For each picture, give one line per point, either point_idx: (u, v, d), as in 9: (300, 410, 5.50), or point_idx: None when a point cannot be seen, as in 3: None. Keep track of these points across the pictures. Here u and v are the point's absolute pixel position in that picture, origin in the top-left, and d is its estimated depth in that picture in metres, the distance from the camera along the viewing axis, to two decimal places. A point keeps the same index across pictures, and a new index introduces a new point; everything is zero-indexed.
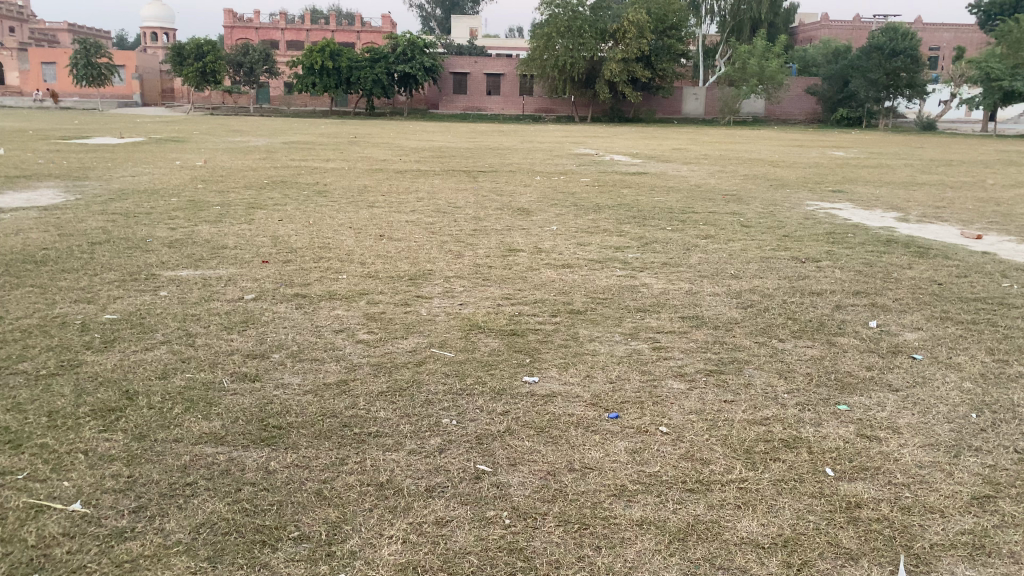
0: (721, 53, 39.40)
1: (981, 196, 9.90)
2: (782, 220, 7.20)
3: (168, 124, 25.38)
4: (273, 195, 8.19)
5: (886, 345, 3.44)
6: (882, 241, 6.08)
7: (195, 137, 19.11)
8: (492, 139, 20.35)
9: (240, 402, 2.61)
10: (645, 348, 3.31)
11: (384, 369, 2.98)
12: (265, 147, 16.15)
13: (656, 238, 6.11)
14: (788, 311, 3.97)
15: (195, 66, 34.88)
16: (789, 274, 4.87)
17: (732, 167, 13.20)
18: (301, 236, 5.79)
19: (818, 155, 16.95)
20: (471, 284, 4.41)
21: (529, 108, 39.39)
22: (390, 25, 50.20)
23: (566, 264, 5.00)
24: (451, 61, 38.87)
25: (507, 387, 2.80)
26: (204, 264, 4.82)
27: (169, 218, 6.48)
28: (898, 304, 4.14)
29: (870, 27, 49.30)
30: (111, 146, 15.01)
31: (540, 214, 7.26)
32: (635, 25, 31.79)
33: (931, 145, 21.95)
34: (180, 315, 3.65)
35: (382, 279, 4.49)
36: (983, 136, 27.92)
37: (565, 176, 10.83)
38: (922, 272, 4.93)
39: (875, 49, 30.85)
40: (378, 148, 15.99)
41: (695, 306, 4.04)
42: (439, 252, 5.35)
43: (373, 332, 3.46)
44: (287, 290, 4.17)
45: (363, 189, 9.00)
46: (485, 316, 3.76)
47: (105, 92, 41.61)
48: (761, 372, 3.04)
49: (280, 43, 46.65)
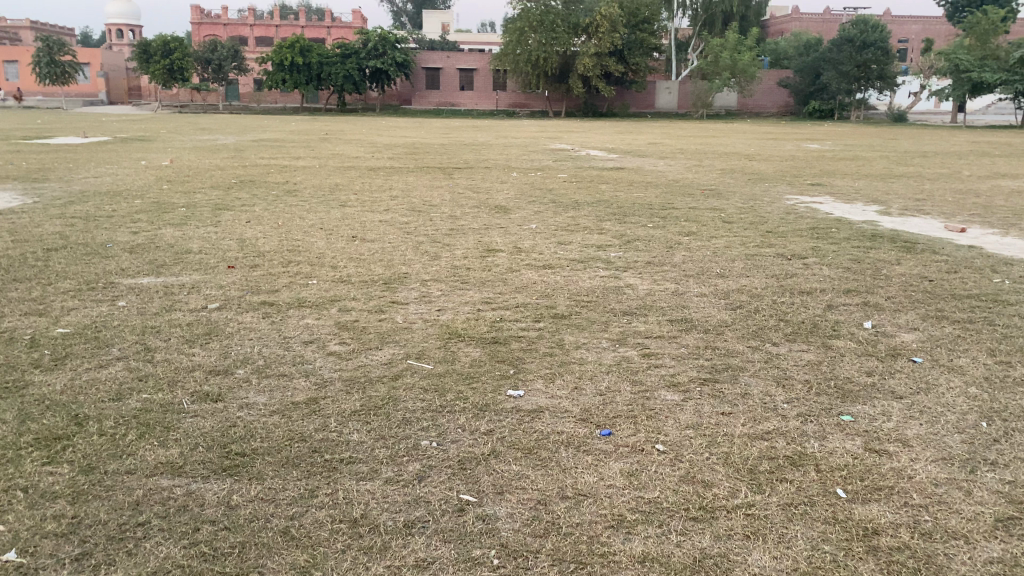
0: (694, 46, 39.40)
1: (959, 187, 9.84)
2: (763, 216, 7.07)
3: (134, 123, 24.86)
4: (241, 195, 7.94)
5: (885, 347, 3.30)
6: (866, 237, 5.97)
7: (162, 134, 18.71)
8: (466, 135, 20.08)
9: (199, 426, 2.40)
10: (635, 355, 3.14)
11: (358, 384, 2.78)
12: (234, 145, 15.83)
13: (637, 235, 5.95)
14: (779, 312, 3.81)
15: (162, 63, 34.25)
16: (776, 271, 4.73)
17: (709, 161, 13.09)
18: (269, 239, 5.56)
19: (793, 147, 16.94)
20: (449, 287, 4.21)
21: (503, 103, 39.15)
22: (361, 20, 49.74)
23: (547, 265, 4.81)
24: (423, 56, 38.51)
25: (490, 402, 2.61)
26: (166, 270, 4.59)
27: (131, 222, 6.21)
28: (891, 303, 4.00)
29: (840, 20, 49.54)
30: (74, 145, 14.63)
31: (517, 211, 7.08)
32: (608, 19, 31.69)
33: (903, 137, 22.04)
34: (139, 327, 3.42)
35: (355, 284, 4.28)
36: (953, 127, 28.05)
37: (542, 172, 10.65)
38: (911, 268, 4.82)
39: (846, 42, 30.96)
40: (349, 146, 15.71)
41: (682, 308, 3.88)
42: (415, 253, 5.15)
43: (345, 343, 3.25)
44: (254, 298, 3.95)
45: (335, 188, 8.76)
46: (465, 322, 3.56)
47: (69, 90, 40.81)
48: (758, 379, 2.88)
49: (249, 39, 45.99)
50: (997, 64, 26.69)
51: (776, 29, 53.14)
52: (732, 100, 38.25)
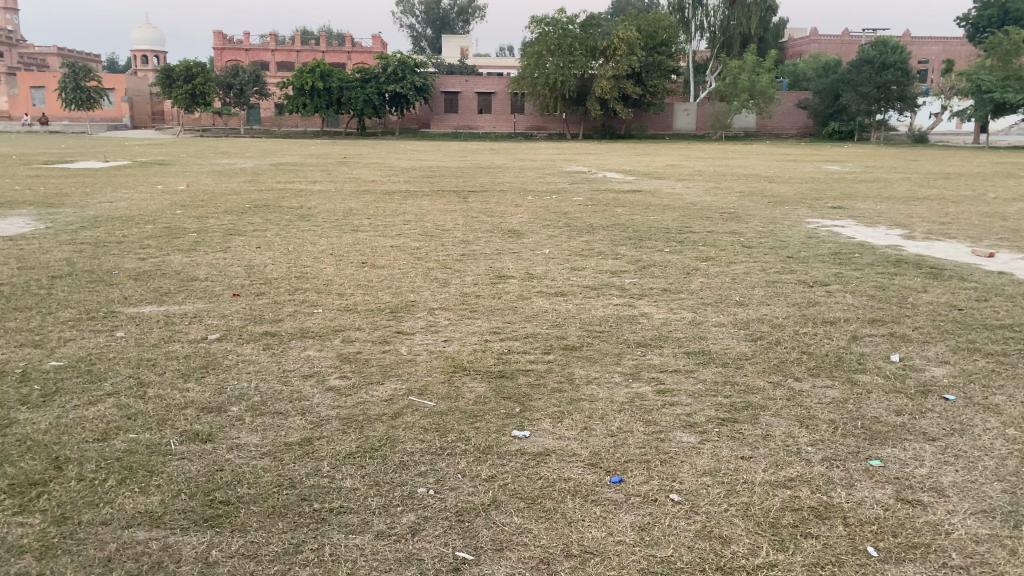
0: (712, 68, 39.33)
1: (985, 210, 9.61)
2: (783, 240, 6.89)
3: (156, 147, 25.08)
4: (254, 220, 7.87)
5: (914, 383, 3.11)
6: (890, 262, 5.78)
7: (181, 159, 18.82)
8: (482, 157, 20.07)
9: (185, 470, 2.27)
10: (649, 392, 2.97)
11: (356, 423, 2.64)
12: (252, 168, 15.89)
13: (654, 261, 5.78)
14: (801, 344, 3.63)
15: (184, 88, 34.66)
16: (798, 299, 4.55)
17: (727, 183, 12.93)
18: (277, 265, 5.45)
19: (812, 169, 16.73)
20: (457, 317, 4.07)
21: (521, 126, 39.19)
22: (381, 45, 50.18)
23: (559, 293, 4.67)
24: (442, 80, 38.71)
25: (494, 443, 2.47)
26: (170, 298, 4.49)
27: (140, 247, 6.16)
28: (919, 334, 3.82)
29: (860, 41, 49.35)
30: (95, 170, 14.70)
31: (531, 235, 6.96)
32: (625, 42, 31.74)
33: (925, 158, 21.78)
34: (134, 360, 3.31)
35: (361, 313, 4.15)
36: (977, 148, 27.65)
37: (558, 195, 10.54)
38: (939, 296, 4.64)
39: (865, 64, 30.77)
40: (366, 169, 15.71)
41: (700, 339, 3.71)
42: (425, 280, 5.02)
43: (345, 377, 3.12)
44: (255, 328, 3.83)
45: (348, 212, 8.69)
46: (471, 354, 3.42)
47: (94, 115, 41.36)
48: (780, 420, 2.70)
49: (270, 64, 46.49)
50: (1020, 84, 26.32)
51: (794, 51, 53.06)
52: (751, 121, 38.10)
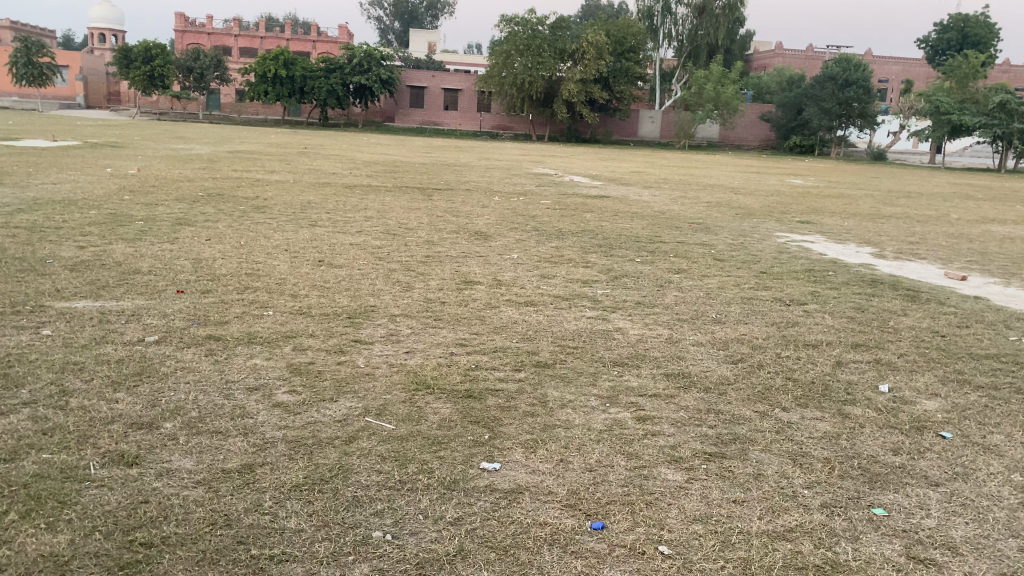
0: (678, 77, 39.51)
1: (950, 231, 9.60)
2: (755, 254, 6.75)
3: (109, 128, 24.21)
4: (206, 210, 7.47)
5: (908, 418, 2.92)
6: (865, 282, 5.65)
7: (134, 142, 18.18)
8: (447, 155, 19.78)
9: (102, 501, 1.96)
10: (628, 419, 2.73)
11: (304, 449, 2.36)
12: (208, 155, 15.35)
13: (625, 271, 5.57)
14: (785, 369, 3.43)
15: (142, 69, 33.69)
16: (777, 319, 4.37)
17: (693, 193, 12.80)
18: (227, 261, 5.11)
19: (777, 182, 16.73)
20: (420, 325, 3.80)
21: (486, 125, 38.88)
22: (348, 36, 49.54)
23: (529, 302, 4.42)
24: (408, 74, 38.26)
25: (460, 477, 2.20)
26: (108, 292, 4.12)
27: (81, 235, 5.76)
28: (906, 362, 3.65)
29: (824, 57, 50.05)
30: (41, 149, 14.06)
31: (498, 238, 6.72)
32: (594, 46, 31.64)
33: (885, 175, 22.02)
34: (58, 364, 2.96)
35: (315, 317, 3.85)
36: (934, 168, 28.09)
37: (525, 197, 10.30)
38: (919, 320, 4.49)
39: (828, 80, 31.15)
40: (326, 161, 15.28)
41: (678, 360, 3.48)
42: (385, 282, 4.74)
43: (295, 393, 2.81)
44: (198, 331, 3.50)
45: (307, 205, 8.34)
46: (435, 369, 3.15)
47: (46, 92, 40.04)
48: (772, 457, 2.49)
49: (232, 49, 45.51)
50: (976, 107, 26.83)
51: (760, 63, 53.64)
52: (715, 132, 38.32)
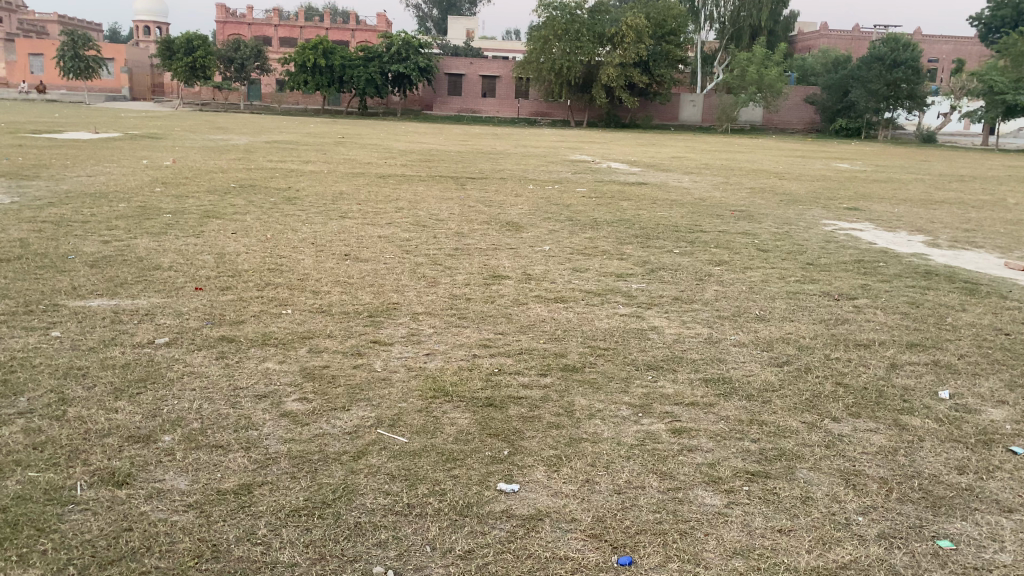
0: (720, 60, 38.76)
1: (1008, 217, 9.13)
2: (801, 244, 6.44)
3: (150, 120, 24.46)
4: (236, 202, 7.38)
5: (973, 431, 2.65)
6: (919, 273, 5.33)
7: (173, 132, 18.31)
8: (484, 142, 19.59)
9: (83, 529, 1.81)
10: (662, 432, 2.51)
11: (308, 466, 2.19)
12: (245, 145, 15.36)
13: (663, 263, 5.32)
14: (834, 373, 3.17)
15: (184, 60, 34.02)
16: (825, 316, 4.09)
17: (735, 178, 12.43)
18: (250, 255, 4.99)
19: (822, 166, 16.24)
20: (444, 324, 3.62)
21: (524, 112, 38.56)
22: (386, 24, 49.58)
23: (560, 298, 4.20)
24: (446, 61, 38.11)
25: (475, 500, 2.01)
26: (125, 290, 4.01)
27: (108, 229, 5.69)
28: (968, 365, 3.36)
29: (871, 37, 48.72)
30: (81, 141, 14.18)
31: (531, 229, 6.51)
32: (634, 29, 31.02)
33: (935, 158, 21.27)
34: (61, 369, 2.83)
35: (334, 315, 3.68)
36: (987, 151, 27.06)
37: (561, 185, 10.07)
38: (980, 316, 4.17)
39: (875, 60, 30.23)
40: (362, 150, 15.22)
41: (718, 364, 3.24)
42: (411, 277, 4.56)
43: (305, 401, 2.64)
44: (211, 331, 3.36)
45: (338, 196, 8.22)
46: (456, 374, 2.95)
47: (92, 85, 40.72)
48: (821, 476, 2.26)
49: (272, 39, 45.76)
50: None
51: (804, 44, 52.43)
52: (758, 115, 37.56)
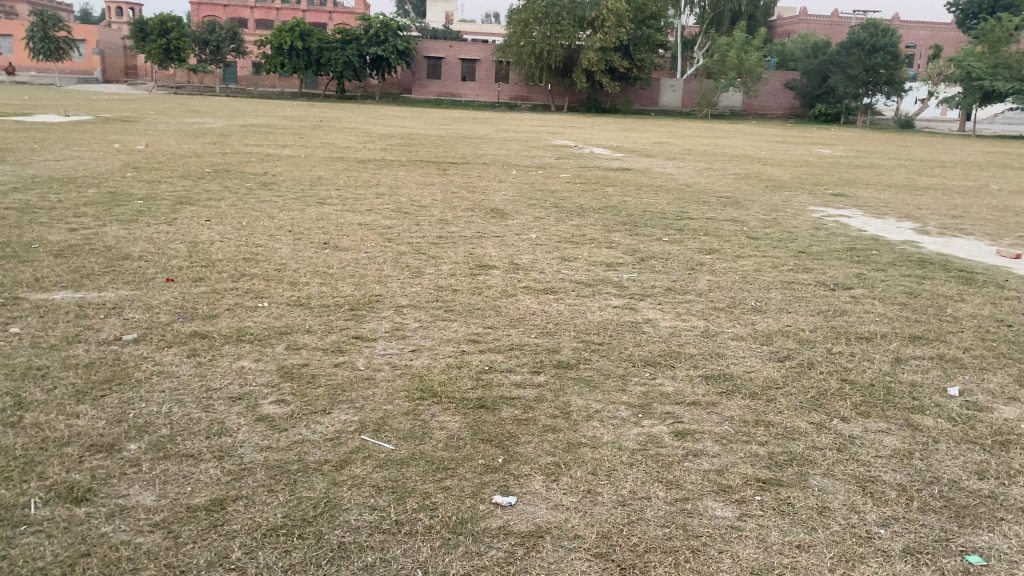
0: (700, 44, 38.67)
1: (993, 203, 9.09)
2: (790, 231, 6.33)
3: (123, 103, 23.94)
4: (211, 187, 7.15)
5: (988, 431, 2.52)
6: (914, 262, 5.23)
7: (146, 116, 17.93)
8: (464, 126, 19.36)
9: (36, 556, 1.64)
10: (664, 435, 2.37)
11: (287, 478, 2.02)
12: (220, 129, 15.05)
13: (653, 252, 5.18)
14: (838, 369, 3.04)
15: (158, 42, 33.36)
16: (823, 307, 3.96)
17: (719, 164, 12.33)
18: (225, 243, 4.78)
19: (804, 152, 16.18)
20: (430, 317, 3.45)
21: (504, 96, 38.25)
22: (364, 6, 48.98)
23: (549, 289, 4.04)
24: (425, 44, 37.69)
25: (468, 516, 1.86)
26: (91, 281, 3.80)
27: (75, 216, 5.45)
28: (974, 359, 3.24)
29: (849, 22, 48.80)
30: (49, 124, 13.78)
31: (516, 216, 6.35)
32: (614, 13, 30.82)
33: (915, 144, 21.34)
34: (19, 370, 2.63)
35: (313, 309, 3.49)
36: (965, 136, 27.16)
37: (544, 170, 9.91)
38: (980, 307, 4.06)
39: (855, 46, 30.23)
40: (341, 134, 14.96)
41: (717, 359, 3.10)
42: (393, 267, 4.37)
43: (283, 404, 2.47)
44: (183, 327, 3.16)
45: (317, 181, 8.00)
46: (444, 372, 2.78)
47: (64, 67, 39.93)
48: (836, 483, 2.12)
49: (248, 21, 45.01)
50: (1010, 73, 25.77)
51: (783, 29, 52.44)
52: (738, 100, 37.49)
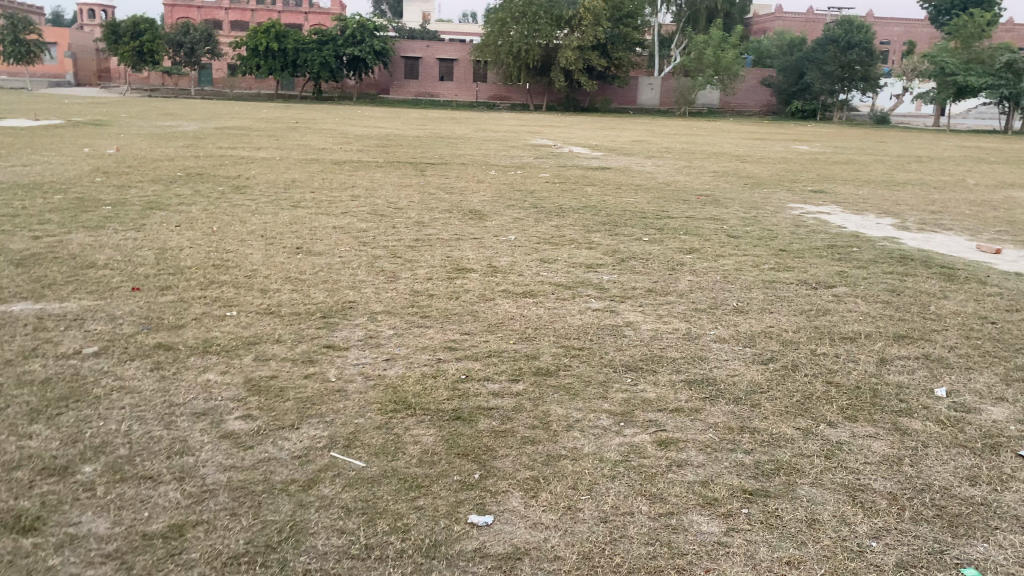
0: (677, 42, 38.78)
1: (971, 198, 9.11)
2: (770, 228, 6.29)
3: (95, 107, 23.56)
4: (182, 192, 7.00)
5: (978, 434, 2.46)
6: (896, 259, 5.19)
7: (119, 119, 17.64)
8: (442, 127, 19.23)
9: None
10: (647, 444, 2.29)
11: (252, 500, 1.92)
12: (195, 132, 14.85)
13: (634, 252, 5.11)
14: (824, 371, 2.97)
15: (131, 45, 32.91)
16: (806, 306, 3.90)
17: (698, 162, 12.31)
18: (195, 249, 4.65)
19: (782, 149, 16.23)
20: (405, 324, 3.34)
21: (482, 96, 38.14)
22: (340, 7, 48.68)
23: (528, 292, 3.96)
24: (403, 45, 37.49)
25: (442, 538, 1.76)
26: (53, 292, 3.66)
27: (39, 223, 5.28)
28: (961, 358, 3.18)
29: (824, 20, 49.16)
30: (19, 129, 13.54)
31: (495, 217, 6.26)
32: (591, 12, 30.79)
33: (891, 139, 21.49)
34: None
35: (284, 318, 3.38)
36: (940, 131, 27.36)
37: (523, 170, 9.83)
38: (963, 304, 4.02)
39: (831, 42, 30.39)
40: (317, 136, 14.79)
41: (699, 363, 3.02)
42: (368, 272, 4.26)
43: (250, 419, 2.36)
44: (146, 339, 3.04)
45: (291, 184, 7.87)
46: (418, 383, 2.68)
47: (35, 70, 39.33)
48: (825, 493, 2.05)
49: (223, 23, 44.58)
50: (983, 67, 26.00)
51: (759, 27, 52.73)
52: (715, 98, 37.58)
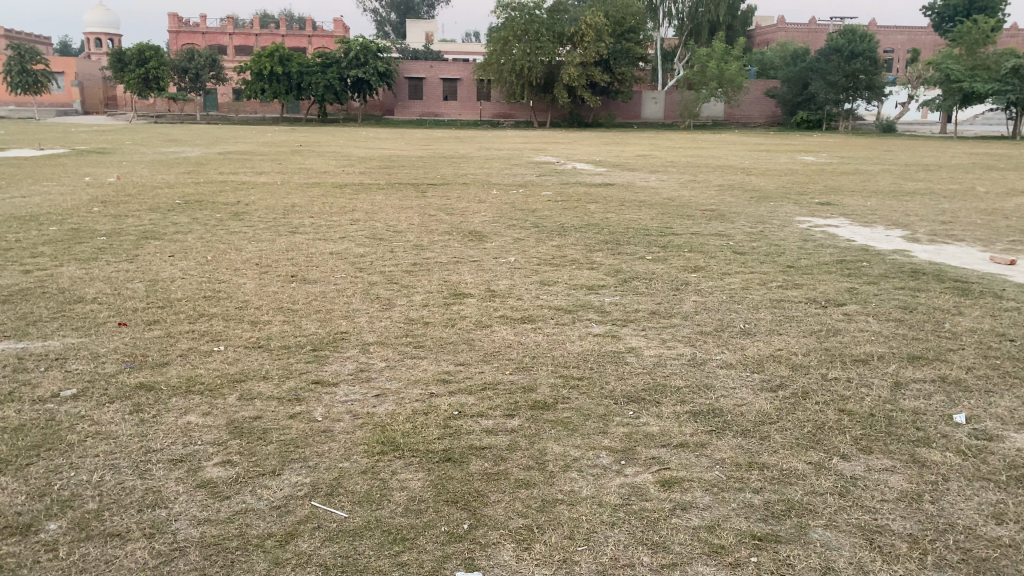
0: (680, 56, 38.79)
1: (982, 207, 8.94)
2: (778, 244, 6.15)
3: (100, 135, 23.61)
4: (179, 219, 6.93)
5: (1002, 465, 2.31)
6: (907, 273, 5.05)
7: (123, 146, 17.66)
8: (447, 146, 19.17)
9: None
10: (650, 485, 2.15)
11: (224, 558, 1.80)
12: (197, 158, 14.84)
13: (637, 272, 4.98)
14: (836, 398, 2.82)
15: (136, 72, 33.09)
16: (815, 326, 3.76)
17: (703, 176, 12.18)
18: (186, 280, 4.55)
19: (788, 159, 16.11)
20: (398, 356, 3.22)
21: (486, 114, 38.24)
22: (343, 29, 48.91)
23: (527, 318, 3.83)
24: (406, 65, 37.60)
25: None
26: (37, 329, 3.56)
27: (31, 256, 5.20)
28: (980, 381, 3.03)
29: (827, 29, 49.12)
30: (22, 159, 13.54)
31: (495, 238, 6.14)
32: (593, 28, 30.79)
33: (898, 148, 21.31)
34: None
35: (273, 352, 3.26)
36: (946, 138, 27.16)
37: (525, 188, 9.72)
38: (978, 321, 3.87)
39: (834, 52, 30.27)
40: (320, 158, 14.73)
41: (705, 392, 2.87)
42: (362, 300, 4.14)
43: (229, 466, 2.24)
44: (128, 378, 2.92)
45: (290, 209, 7.79)
46: (407, 420, 2.55)
47: (43, 100, 39.66)
48: (841, 536, 1.91)
49: (228, 48, 44.86)
50: (988, 74, 25.81)
51: (762, 39, 52.75)
52: (720, 110, 37.51)
